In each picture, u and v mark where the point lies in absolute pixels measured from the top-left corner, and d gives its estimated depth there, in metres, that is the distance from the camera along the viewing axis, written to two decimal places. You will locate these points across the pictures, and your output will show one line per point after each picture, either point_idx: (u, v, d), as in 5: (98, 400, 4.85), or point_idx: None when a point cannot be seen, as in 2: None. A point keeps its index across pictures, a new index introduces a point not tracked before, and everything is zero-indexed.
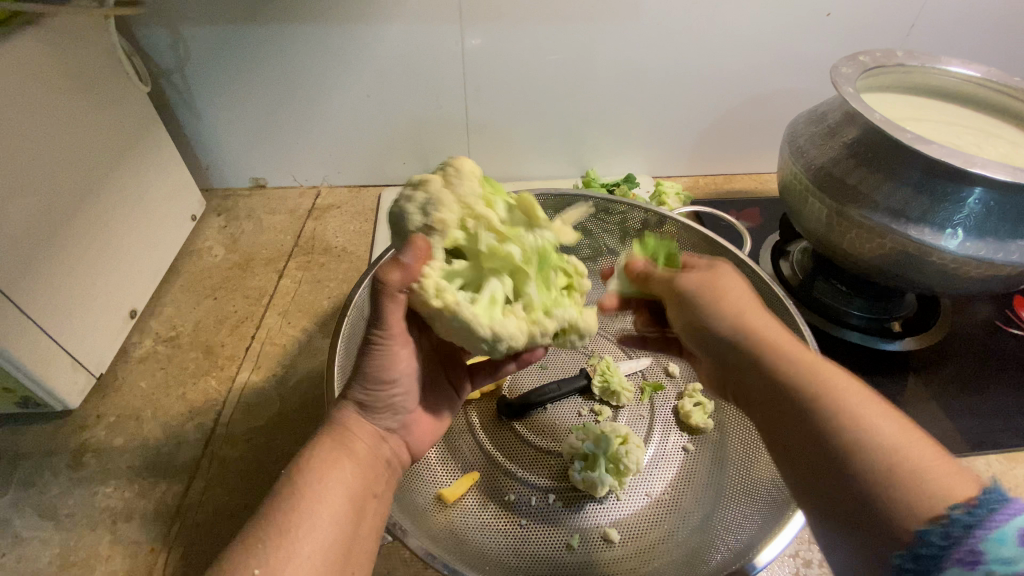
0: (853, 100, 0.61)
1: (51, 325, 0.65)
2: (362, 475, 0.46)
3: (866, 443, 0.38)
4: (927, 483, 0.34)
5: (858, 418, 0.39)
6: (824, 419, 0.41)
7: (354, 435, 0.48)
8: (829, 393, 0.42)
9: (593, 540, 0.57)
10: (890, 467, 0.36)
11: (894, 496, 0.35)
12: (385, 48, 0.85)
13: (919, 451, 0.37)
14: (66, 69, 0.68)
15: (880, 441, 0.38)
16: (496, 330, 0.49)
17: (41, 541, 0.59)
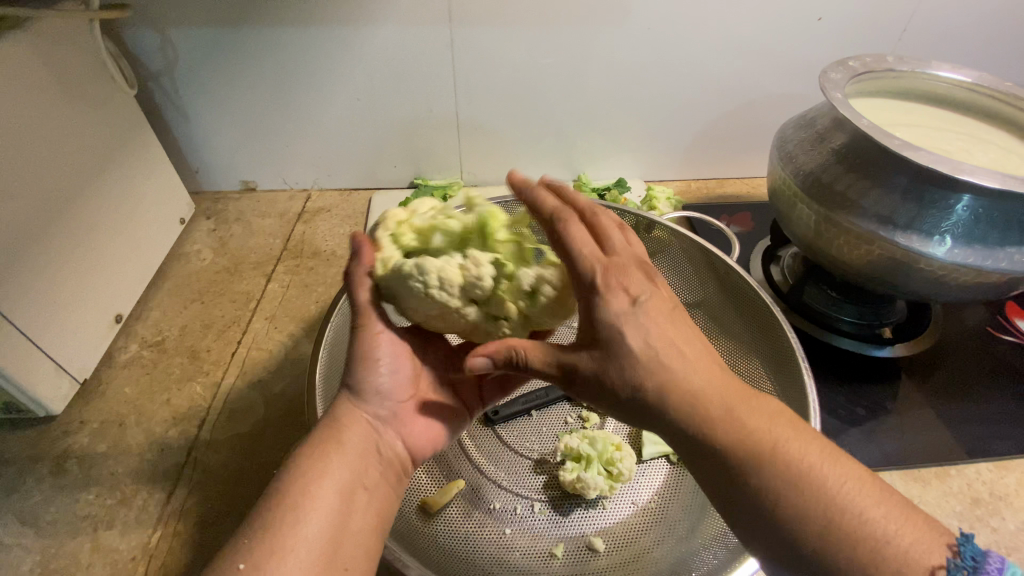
0: (841, 106, 0.61)
1: (35, 330, 0.65)
2: (352, 467, 0.46)
3: (825, 513, 0.35)
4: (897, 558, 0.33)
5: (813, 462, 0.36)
6: (774, 489, 0.36)
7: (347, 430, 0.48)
8: (775, 450, 0.36)
9: (578, 549, 0.57)
10: (852, 541, 0.34)
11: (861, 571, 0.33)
12: (375, 50, 0.85)
13: (871, 498, 0.35)
14: (51, 72, 0.68)
15: (839, 507, 0.35)
16: (425, 272, 0.48)
17: (21, 549, 0.59)
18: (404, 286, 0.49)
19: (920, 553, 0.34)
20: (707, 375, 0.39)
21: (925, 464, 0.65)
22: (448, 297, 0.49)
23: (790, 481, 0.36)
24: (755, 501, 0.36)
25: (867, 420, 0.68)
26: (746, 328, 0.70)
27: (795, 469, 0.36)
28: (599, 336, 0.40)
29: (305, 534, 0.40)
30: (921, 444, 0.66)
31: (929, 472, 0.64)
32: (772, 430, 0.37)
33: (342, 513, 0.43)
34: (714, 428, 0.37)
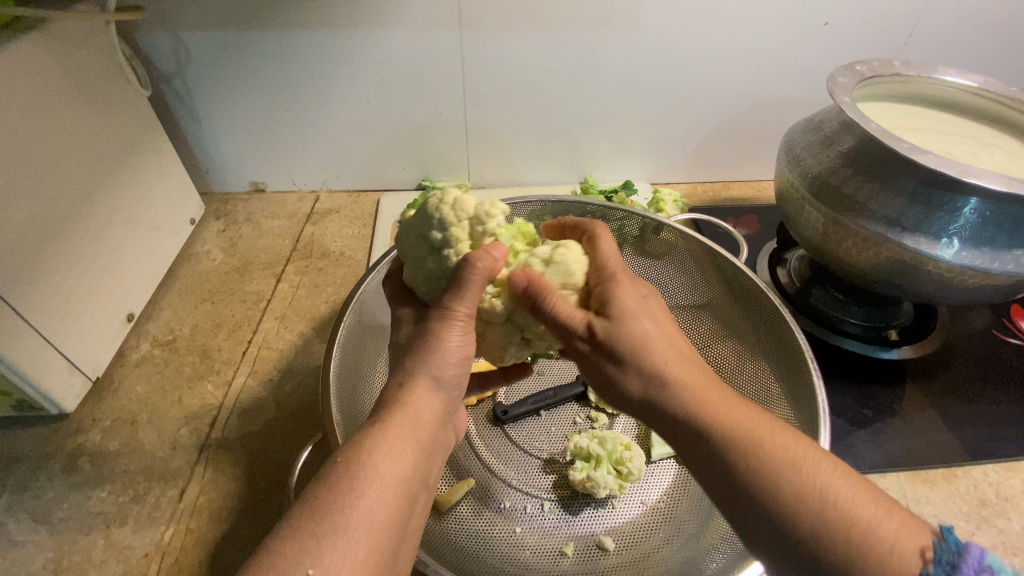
0: (848, 110, 0.61)
1: (49, 329, 0.66)
2: (421, 462, 0.43)
3: (806, 507, 0.37)
4: (879, 547, 0.35)
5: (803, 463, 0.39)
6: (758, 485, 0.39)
7: (422, 415, 0.44)
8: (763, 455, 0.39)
9: (589, 548, 0.57)
10: (834, 532, 0.36)
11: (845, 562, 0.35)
12: (386, 53, 0.85)
13: (866, 500, 0.37)
14: (68, 74, 0.69)
15: (818, 498, 0.37)
16: (445, 198, 0.52)
17: (35, 546, 0.59)
18: (422, 214, 0.52)
19: (903, 541, 0.35)
20: (690, 375, 0.44)
21: (933, 466, 0.65)
22: (454, 226, 0.50)
23: (772, 473, 0.39)
24: (740, 492, 0.39)
25: (874, 421, 0.68)
26: (755, 328, 0.70)
27: (777, 464, 0.39)
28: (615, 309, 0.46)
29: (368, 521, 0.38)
30: (928, 446, 0.67)
31: (937, 473, 0.64)
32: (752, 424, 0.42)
33: (403, 510, 0.41)
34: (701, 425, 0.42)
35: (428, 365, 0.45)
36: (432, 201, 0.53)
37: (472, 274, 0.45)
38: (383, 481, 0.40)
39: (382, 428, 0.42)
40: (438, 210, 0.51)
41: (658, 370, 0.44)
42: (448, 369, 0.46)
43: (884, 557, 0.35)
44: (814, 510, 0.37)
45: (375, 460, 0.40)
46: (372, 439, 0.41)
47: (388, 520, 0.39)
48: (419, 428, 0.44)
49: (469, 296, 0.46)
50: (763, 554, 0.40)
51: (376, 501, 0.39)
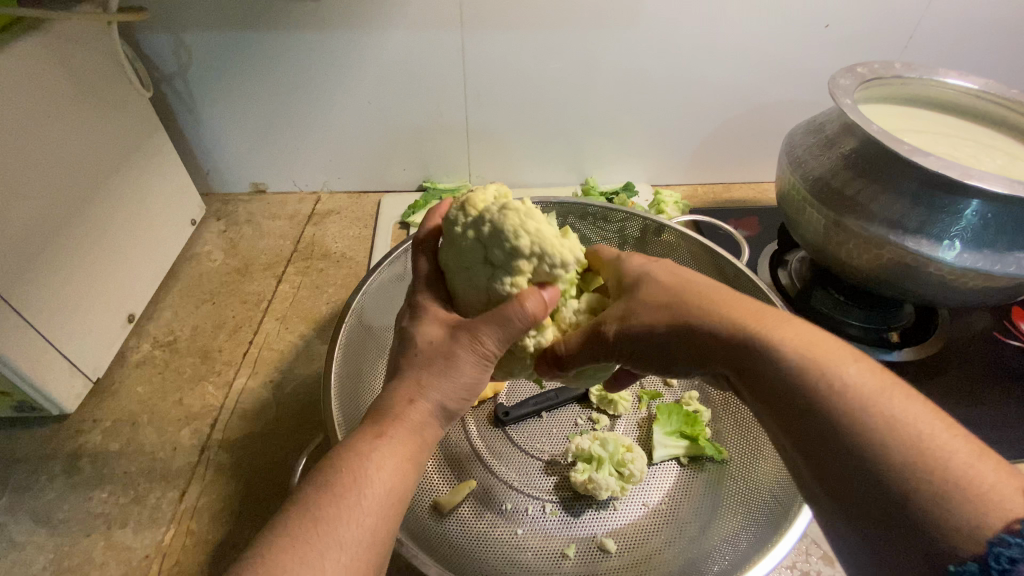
0: (850, 112, 0.62)
1: (50, 330, 0.65)
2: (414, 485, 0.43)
3: (883, 440, 0.34)
4: (968, 485, 0.31)
5: (880, 395, 0.36)
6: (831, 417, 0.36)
7: (423, 435, 0.44)
8: (830, 386, 0.37)
9: (590, 550, 0.57)
10: (914, 466, 0.32)
11: (929, 500, 0.31)
12: (387, 54, 0.85)
13: (955, 437, 0.33)
14: (70, 75, 0.69)
15: (899, 433, 0.34)
16: (529, 224, 0.49)
17: (35, 546, 0.59)
18: (494, 230, 0.48)
19: (1001, 484, 0.31)
20: (759, 321, 0.42)
21: None
22: (523, 259, 0.49)
23: (847, 408, 0.36)
24: (822, 430, 0.36)
25: None
26: None
27: (854, 403, 0.36)
28: (634, 280, 0.49)
29: (355, 542, 0.38)
30: None
31: None
32: (833, 355, 0.38)
33: (390, 533, 0.41)
34: (765, 364, 0.40)
35: (439, 392, 0.44)
36: (512, 218, 0.49)
37: (519, 319, 0.45)
38: (375, 503, 0.40)
39: (382, 444, 0.42)
40: (518, 238, 0.48)
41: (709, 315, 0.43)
42: (453, 394, 0.45)
43: (974, 496, 0.31)
44: (894, 444, 0.33)
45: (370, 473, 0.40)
46: (369, 456, 0.41)
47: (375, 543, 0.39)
48: (418, 445, 0.44)
49: (501, 335, 0.45)
50: (845, 506, 0.35)
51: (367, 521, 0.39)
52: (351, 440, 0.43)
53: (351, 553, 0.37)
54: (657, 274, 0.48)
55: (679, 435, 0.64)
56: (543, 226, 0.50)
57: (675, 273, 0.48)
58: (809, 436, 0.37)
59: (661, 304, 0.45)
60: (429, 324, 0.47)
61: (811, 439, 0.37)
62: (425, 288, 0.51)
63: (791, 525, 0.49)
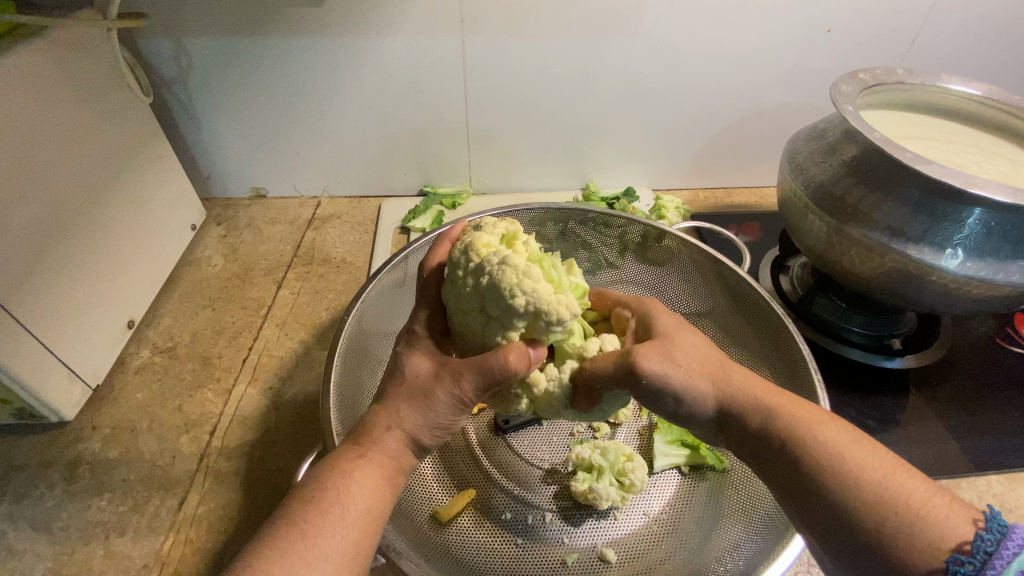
0: (852, 119, 0.61)
1: (49, 337, 0.65)
2: (391, 502, 0.45)
3: (864, 485, 0.38)
4: (926, 518, 0.36)
5: (856, 449, 0.40)
6: (821, 466, 0.40)
7: (398, 461, 0.46)
8: (815, 442, 0.41)
9: (590, 560, 0.57)
10: (886, 506, 0.37)
11: (900, 533, 0.36)
12: (387, 58, 0.85)
13: (916, 483, 0.38)
14: (70, 81, 0.69)
15: (876, 480, 0.38)
16: (525, 282, 0.47)
17: (34, 555, 0.59)
18: (490, 285, 0.47)
19: (955, 516, 0.36)
20: (768, 387, 0.46)
21: (936, 476, 0.64)
22: (519, 315, 0.47)
23: (830, 463, 0.40)
24: (808, 484, 0.40)
25: (878, 432, 0.68)
26: (757, 336, 0.70)
27: (836, 457, 0.40)
28: (661, 332, 0.50)
29: (337, 551, 0.39)
30: (932, 456, 0.66)
31: (940, 484, 0.64)
32: (813, 417, 0.43)
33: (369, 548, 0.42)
34: (765, 424, 0.44)
35: (415, 425, 0.46)
36: (509, 273, 0.47)
37: (500, 373, 0.45)
38: (356, 516, 0.41)
39: (364, 462, 0.44)
40: (512, 296, 0.47)
41: (721, 375, 0.46)
42: (428, 429, 0.46)
43: (933, 527, 0.35)
44: (871, 489, 0.38)
45: (352, 488, 0.42)
46: (352, 472, 0.43)
47: (356, 556, 0.40)
48: (395, 467, 0.45)
49: (479, 380, 0.45)
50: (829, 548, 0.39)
51: (348, 533, 0.40)
52: (333, 458, 0.44)
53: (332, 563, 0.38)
54: (674, 327, 0.50)
55: (679, 444, 0.64)
56: (541, 281, 0.48)
57: (688, 328, 0.50)
58: (798, 489, 0.41)
59: (687, 358, 0.46)
60: (418, 354, 0.48)
61: (801, 492, 0.41)
62: (433, 319, 0.52)
63: (793, 537, 0.49)
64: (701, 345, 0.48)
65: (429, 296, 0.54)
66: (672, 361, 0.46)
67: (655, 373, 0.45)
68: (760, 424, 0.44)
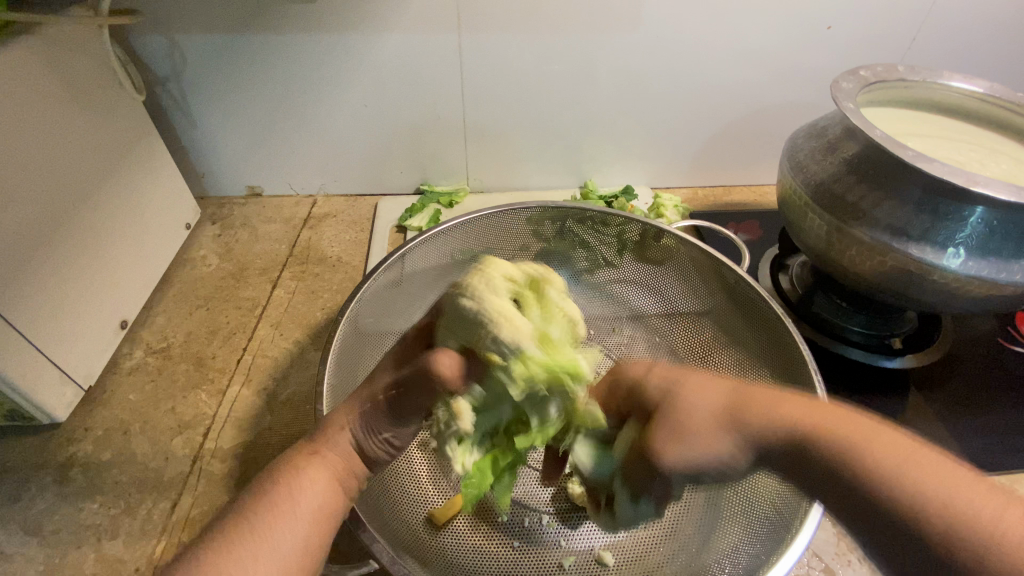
0: (853, 116, 0.60)
1: (41, 338, 0.65)
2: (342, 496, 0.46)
3: (915, 514, 0.37)
4: (984, 533, 0.35)
5: (909, 465, 0.39)
6: (876, 493, 0.39)
7: (349, 463, 0.47)
8: (863, 468, 0.40)
9: (588, 563, 0.56)
10: (948, 528, 0.36)
11: (975, 558, 0.34)
12: (383, 56, 0.84)
13: (979, 493, 0.37)
14: (62, 79, 0.68)
15: (940, 498, 0.37)
16: (496, 317, 0.52)
17: (25, 559, 0.58)
18: (468, 311, 0.53)
19: (1010, 526, 0.35)
20: (803, 409, 0.44)
21: None
22: (484, 345, 0.52)
23: (885, 490, 0.38)
24: (875, 515, 0.39)
25: None
26: (756, 336, 0.69)
27: (893, 482, 0.38)
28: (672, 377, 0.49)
29: (287, 543, 0.40)
30: None
31: None
32: (858, 435, 0.41)
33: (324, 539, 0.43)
34: (811, 459, 0.42)
35: (365, 430, 0.49)
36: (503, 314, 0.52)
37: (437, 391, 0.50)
38: (306, 511, 0.42)
39: (314, 461, 0.45)
40: (483, 325, 0.52)
41: (750, 408, 0.45)
42: (372, 438, 0.49)
43: (994, 545, 0.34)
44: (925, 510, 0.36)
45: (300, 484, 0.43)
46: (302, 470, 0.44)
47: (310, 546, 0.41)
48: (344, 467, 0.46)
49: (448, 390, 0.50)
50: None
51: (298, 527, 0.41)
52: (280, 460, 0.46)
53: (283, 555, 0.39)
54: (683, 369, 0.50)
55: None
56: (513, 319, 0.53)
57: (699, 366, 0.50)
58: (870, 523, 0.39)
59: (708, 407, 0.46)
60: (387, 366, 0.53)
61: (872, 525, 0.39)
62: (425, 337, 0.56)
63: (792, 541, 0.48)
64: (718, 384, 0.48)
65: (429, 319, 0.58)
66: (689, 440, 0.45)
67: (680, 457, 0.45)
68: (806, 460, 0.43)
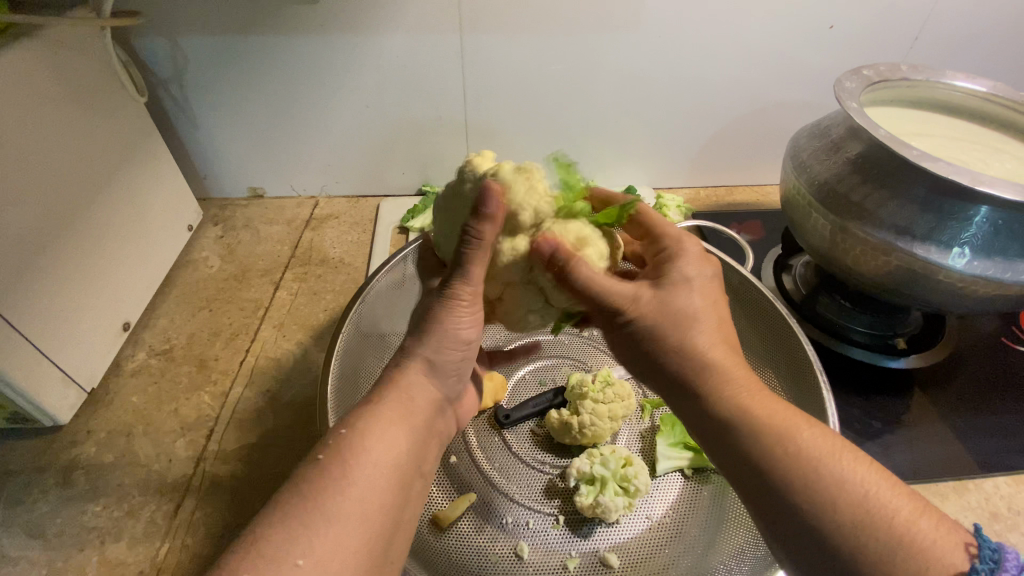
0: (856, 115, 0.60)
1: (43, 341, 0.64)
2: (415, 452, 0.43)
3: (842, 497, 0.37)
4: (912, 542, 0.35)
5: (827, 455, 0.39)
6: (788, 470, 0.39)
7: (413, 399, 0.44)
8: (783, 438, 0.40)
9: (593, 565, 0.56)
10: (875, 520, 0.36)
11: (876, 550, 0.35)
12: (385, 58, 0.84)
13: (893, 496, 0.37)
14: (64, 82, 0.68)
15: (848, 492, 0.37)
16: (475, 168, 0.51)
17: (28, 562, 0.58)
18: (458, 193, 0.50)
19: (937, 538, 0.35)
20: (736, 365, 0.44)
21: (942, 478, 0.63)
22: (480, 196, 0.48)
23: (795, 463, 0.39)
24: (773, 480, 0.39)
25: (883, 433, 0.67)
26: (760, 337, 0.69)
27: (809, 457, 0.39)
28: (667, 281, 0.47)
29: (354, 549, 0.37)
30: (938, 457, 0.65)
31: (947, 486, 0.63)
32: (788, 419, 0.41)
33: (394, 510, 0.40)
34: (729, 403, 0.42)
35: (427, 347, 0.45)
36: (513, 190, 0.47)
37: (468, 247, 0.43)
38: (375, 467, 0.40)
39: (377, 414, 0.42)
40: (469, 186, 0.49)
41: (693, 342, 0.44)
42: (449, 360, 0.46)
43: (924, 550, 0.34)
44: (835, 497, 0.37)
45: (366, 443, 0.40)
46: (370, 426, 0.41)
47: (378, 540, 0.38)
48: (412, 413, 0.44)
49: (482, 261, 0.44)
50: (785, 547, 0.39)
51: (370, 497, 0.39)
52: (343, 421, 0.42)
53: (349, 561, 0.36)
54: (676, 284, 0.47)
55: (681, 446, 0.63)
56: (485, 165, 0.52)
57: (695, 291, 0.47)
58: (756, 482, 0.40)
59: (671, 324, 0.45)
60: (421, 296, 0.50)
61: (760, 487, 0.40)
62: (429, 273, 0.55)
63: None
64: (699, 313, 0.45)
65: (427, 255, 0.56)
66: (661, 321, 0.45)
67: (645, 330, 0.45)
68: (717, 401, 0.43)
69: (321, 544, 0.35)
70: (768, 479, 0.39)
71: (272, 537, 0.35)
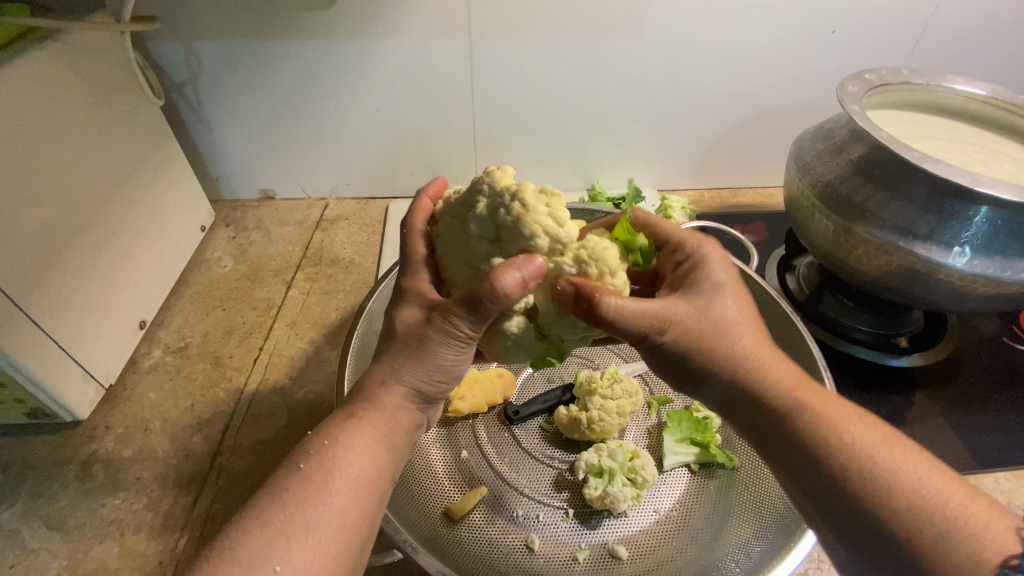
0: (859, 118, 0.62)
1: (63, 337, 0.66)
2: (392, 462, 0.45)
3: (897, 493, 0.38)
4: (971, 529, 0.36)
5: (884, 450, 0.40)
6: (843, 468, 0.40)
7: (396, 415, 0.45)
8: (838, 436, 0.41)
9: (602, 557, 0.57)
10: (930, 518, 0.37)
11: (937, 542, 0.36)
12: (396, 63, 0.86)
13: (948, 487, 0.38)
14: (85, 85, 0.70)
15: (906, 487, 0.38)
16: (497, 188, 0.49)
17: (50, 553, 0.59)
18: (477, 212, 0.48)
19: (995, 524, 0.36)
20: (782, 367, 0.45)
21: None
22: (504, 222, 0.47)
23: (848, 458, 0.40)
24: (829, 479, 0.40)
25: None
26: None
27: (865, 454, 0.40)
28: (701, 289, 0.47)
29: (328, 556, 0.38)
30: (942, 454, 0.66)
31: None
32: (840, 416, 0.42)
33: (372, 517, 0.42)
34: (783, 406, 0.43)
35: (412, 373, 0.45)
36: (534, 213, 0.46)
37: (493, 302, 0.42)
38: (351, 477, 0.41)
39: (357, 426, 0.43)
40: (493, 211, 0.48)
41: (738, 351, 0.45)
42: (428, 377, 0.45)
43: (978, 538, 0.36)
44: (891, 493, 0.38)
45: (344, 456, 0.41)
46: (349, 437, 0.42)
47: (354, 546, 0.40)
48: (393, 426, 0.45)
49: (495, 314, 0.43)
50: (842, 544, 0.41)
51: (349, 506, 0.40)
52: (322, 431, 0.43)
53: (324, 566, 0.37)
54: (711, 292, 0.46)
55: (688, 441, 0.64)
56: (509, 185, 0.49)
57: (729, 294, 0.47)
58: (813, 485, 0.42)
59: (715, 334, 0.45)
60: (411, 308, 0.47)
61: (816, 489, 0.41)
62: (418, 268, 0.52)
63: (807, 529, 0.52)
64: (739, 321, 0.46)
65: (421, 245, 0.53)
66: (698, 333, 0.45)
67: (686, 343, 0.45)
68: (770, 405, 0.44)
69: (296, 550, 0.37)
70: (828, 480, 0.40)
71: (249, 537, 0.37)
